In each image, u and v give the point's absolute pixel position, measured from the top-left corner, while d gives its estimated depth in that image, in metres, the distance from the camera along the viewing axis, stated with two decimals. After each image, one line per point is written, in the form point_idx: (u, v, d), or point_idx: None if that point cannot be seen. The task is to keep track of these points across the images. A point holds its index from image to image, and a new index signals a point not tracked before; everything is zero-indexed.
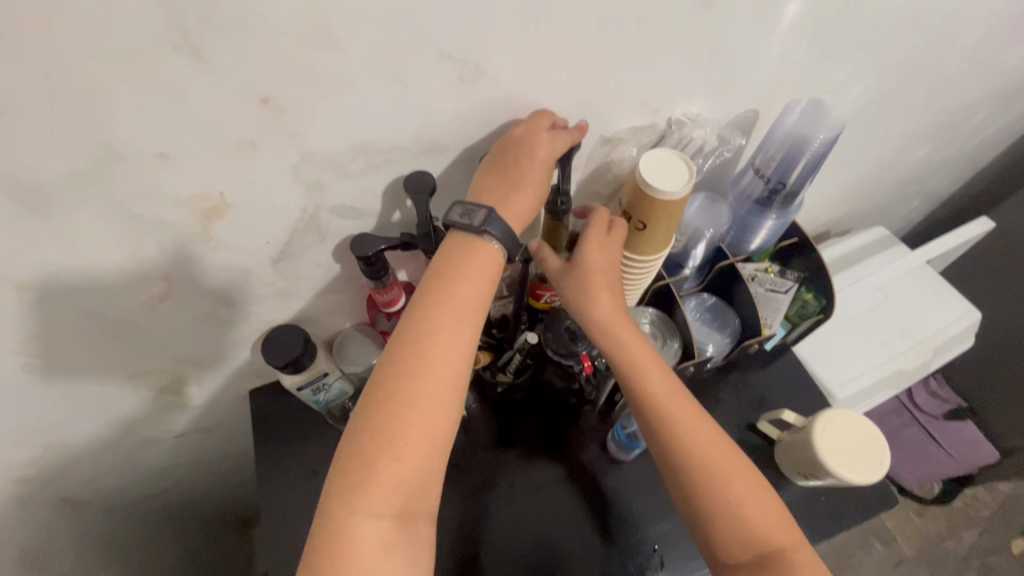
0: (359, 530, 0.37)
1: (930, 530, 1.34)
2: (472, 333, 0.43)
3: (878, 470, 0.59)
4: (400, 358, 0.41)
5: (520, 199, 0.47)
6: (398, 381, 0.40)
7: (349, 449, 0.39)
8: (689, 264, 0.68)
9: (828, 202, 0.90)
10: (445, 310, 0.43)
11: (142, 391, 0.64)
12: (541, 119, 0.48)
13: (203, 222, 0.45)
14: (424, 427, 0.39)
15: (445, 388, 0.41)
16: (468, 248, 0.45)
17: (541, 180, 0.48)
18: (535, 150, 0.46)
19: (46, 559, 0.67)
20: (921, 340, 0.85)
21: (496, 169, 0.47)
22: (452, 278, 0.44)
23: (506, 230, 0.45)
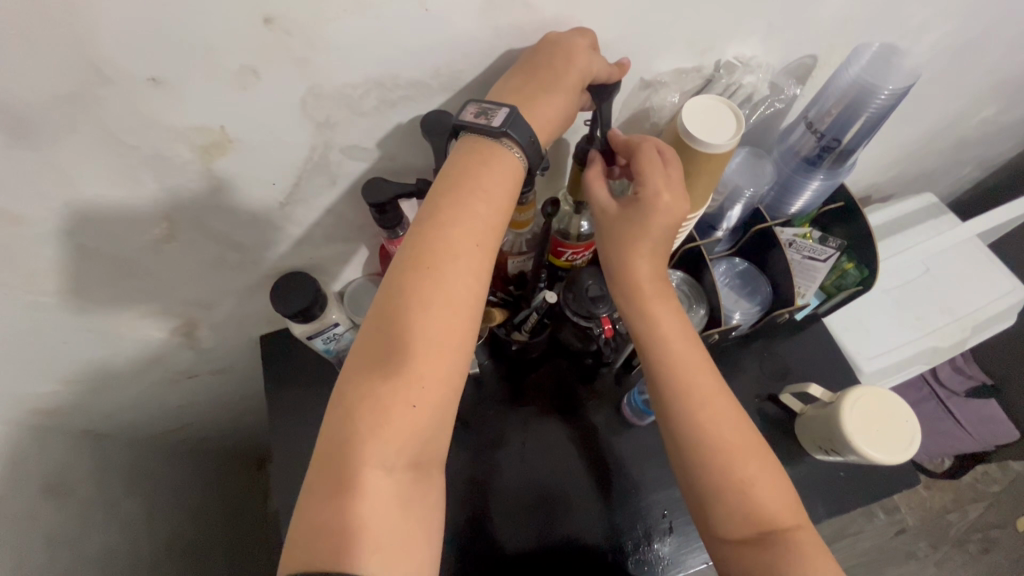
0: (369, 481, 0.35)
1: (935, 502, 1.33)
2: (488, 263, 0.40)
3: (907, 452, 0.57)
4: (406, 291, 0.37)
5: (547, 106, 0.41)
6: (407, 318, 0.37)
7: (355, 391, 0.36)
8: (722, 225, 0.64)
9: (875, 164, 0.83)
10: (456, 238, 0.38)
11: (152, 333, 0.63)
12: (586, 36, 0.42)
13: (204, 158, 0.42)
14: (436, 365, 0.37)
15: (460, 322, 0.38)
16: (484, 158, 0.40)
17: (574, 94, 0.42)
18: (578, 65, 0.41)
19: (67, 488, 0.69)
20: (960, 317, 0.80)
21: (526, 81, 0.41)
22: (468, 199, 0.39)
23: (530, 134, 0.40)
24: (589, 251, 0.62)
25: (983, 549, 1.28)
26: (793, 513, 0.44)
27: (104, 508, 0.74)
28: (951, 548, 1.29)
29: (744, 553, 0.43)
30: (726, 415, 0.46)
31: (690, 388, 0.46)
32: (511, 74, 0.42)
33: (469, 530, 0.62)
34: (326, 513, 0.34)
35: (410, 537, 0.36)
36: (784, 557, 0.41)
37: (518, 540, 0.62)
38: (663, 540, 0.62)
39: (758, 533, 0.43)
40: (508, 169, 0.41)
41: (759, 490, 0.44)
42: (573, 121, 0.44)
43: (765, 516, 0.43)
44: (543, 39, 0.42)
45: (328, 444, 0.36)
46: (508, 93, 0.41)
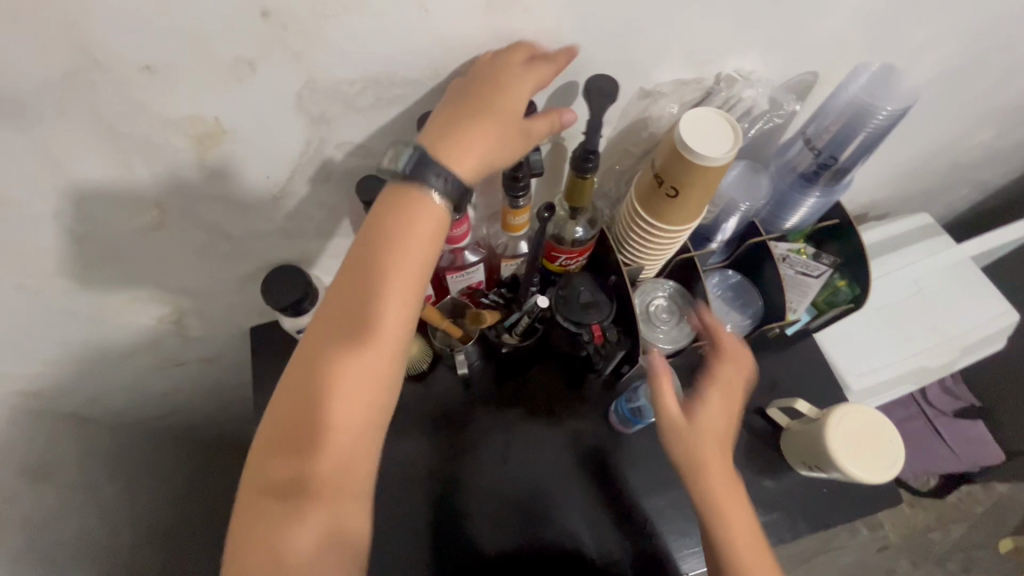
0: (273, 510, 0.37)
1: (919, 521, 1.34)
2: (402, 303, 0.39)
3: (898, 463, 0.57)
4: (318, 336, 0.39)
5: (476, 133, 0.40)
6: (323, 370, 0.38)
7: (272, 427, 0.39)
8: (717, 237, 0.64)
9: (874, 182, 0.83)
10: (364, 284, 0.39)
11: (141, 319, 0.62)
12: (520, 54, 0.41)
13: (197, 148, 0.42)
14: (344, 411, 0.38)
15: (364, 363, 0.38)
16: (402, 204, 0.40)
17: (504, 116, 0.40)
18: (510, 92, 0.40)
19: (49, 471, 0.69)
20: (951, 338, 0.80)
21: (451, 110, 0.40)
22: (380, 246, 0.39)
23: (442, 170, 0.39)
24: (584, 258, 0.62)
25: (962, 568, 1.30)
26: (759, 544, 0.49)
27: (86, 493, 0.74)
28: (930, 566, 1.30)
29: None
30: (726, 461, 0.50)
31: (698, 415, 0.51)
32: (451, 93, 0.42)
33: (449, 531, 0.62)
34: (245, 538, 0.37)
35: (326, 564, 0.37)
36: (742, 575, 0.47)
37: (497, 542, 0.62)
38: (643, 548, 0.63)
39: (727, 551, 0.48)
40: (426, 212, 0.40)
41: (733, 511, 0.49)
42: (517, 144, 0.41)
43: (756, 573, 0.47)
44: (482, 59, 0.41)
45: (248, 493, 0.38)
46: (436, 123, 0.40)
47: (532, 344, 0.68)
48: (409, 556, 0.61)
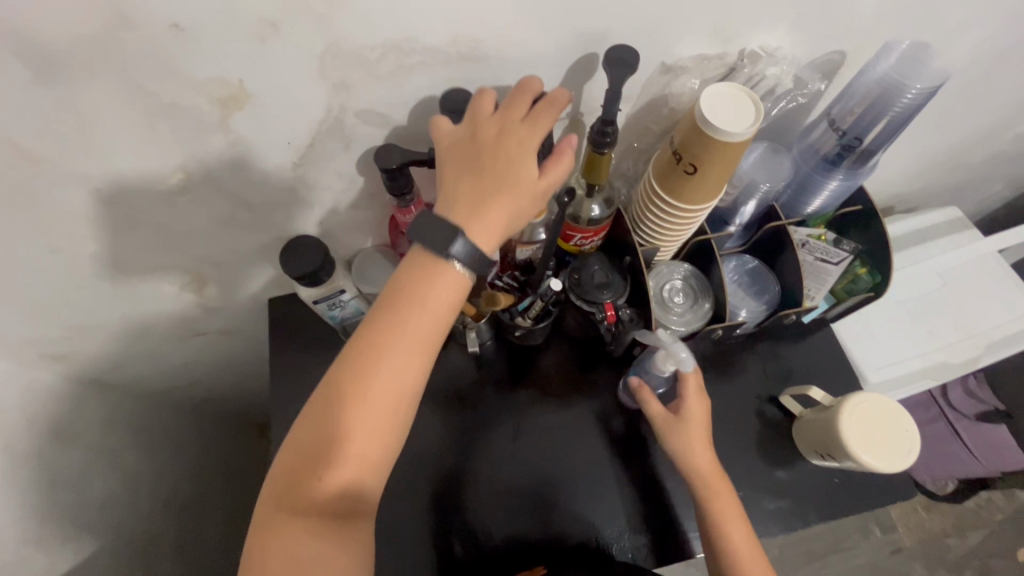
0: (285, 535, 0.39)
1: (935, 526, 1.31)
2: (422, 358, 0.40)
3: (917, 449, 0.56)
4: (338, 379, 0.40)
5: (496, 209, 0.41)
6: (338, 415, 0.39)
7: (288, 458, 0.40)
8: (735, 221, 0.64)
9: (899, 173, 0.81)
10: (389, 338, 0.39)
11: (164, 287, 0.64)
12: (524, 124, 0.42)
13: (221, 112, 0.43)
14: (351, 476, 0.39)
15: (382, 411, 0.39)
16: (432, 267, 0.40)
17: (526, 197, 0.42)
18: (523, 166, 0.41)
19: (73, 432, 0.71)
20: (975, 334, 0.78)
21: (473, 187, 0.41)
22: (407, 304, 0.40)
23: (474, 252, 0.40)
24: (599, 237, 0.62)
25: None
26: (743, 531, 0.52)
27: (107, 456, 0.77)
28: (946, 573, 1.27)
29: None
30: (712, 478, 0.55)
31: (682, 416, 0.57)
32: (450, 157, 0.42)
33: (456, 506, 0.63)
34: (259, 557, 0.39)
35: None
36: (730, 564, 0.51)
37: (504, 525, 0.62)
38: (649, 529, 0.63)
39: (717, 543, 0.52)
40: (453, 278, 0.41)
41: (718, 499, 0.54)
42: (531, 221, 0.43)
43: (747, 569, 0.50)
44: (485, 126, 0.42)
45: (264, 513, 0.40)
46: (456, 205, 0.41)
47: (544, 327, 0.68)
48: (416, 532, 0.62)
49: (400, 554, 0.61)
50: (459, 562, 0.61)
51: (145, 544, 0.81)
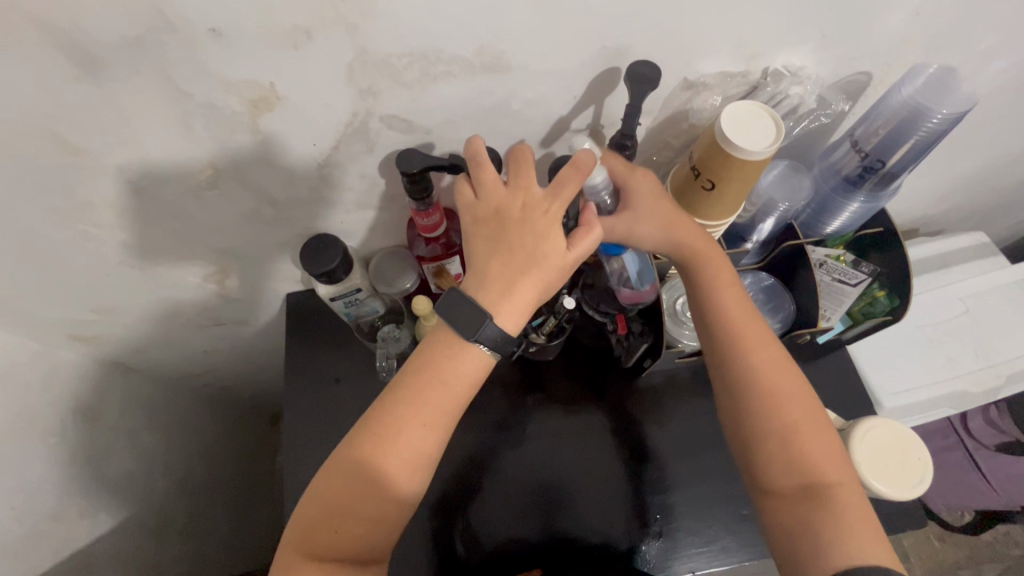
0: None
1: (947, 556, 1.28)
2: (442, 434, 0.42)
3: (928, 476, 0.55)
4: (360, 446, 0.41)
5: (524, 288, 0.43)
6: (360, 482, 0.40)
7: (306, 518, 0.41)
8: (752, 237, 0.62)
9: (925, 196, 0.80)
10: (412, 411, 0.41)
11: (189, 277, 0.66)
12: (546, 199, 0.44)
13: (252, 112, 0.44)
14: (368, 538, 0.41)
15: (401, 481, 0.41)
16: (455, 349, 0.43)
17: (552, 271, 0.44)
18: (550, 242, 0.43)
19: (95, 413, 0.74)
20: (996, 362, 0.76)
21: (500, 263, 0.43)
22: (430, 382, 0.42)
23: (499, 334, 0.42)
24: None
25: None
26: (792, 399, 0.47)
27: (127, 438, 0.79)
28: None
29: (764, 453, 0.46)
30: (737, 303, 0.50)
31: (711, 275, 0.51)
32: (477, 235, 0.45)
33: (457, 506, 0.64)
34: None
35: None
36: (786, 444, 0.46)
37: (506, 527, 0.63)
38: (651, 542, 0.63)
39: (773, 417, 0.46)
40: (476, 359, 0.43)
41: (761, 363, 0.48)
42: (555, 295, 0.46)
43: (783, 405, 0.46)
44: (509, 203, 0.44)
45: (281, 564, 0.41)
46: (484, 279, 0.43)
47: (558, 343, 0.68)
48: (419, 532, 0.62)
49: (403, 550, 0.61)
50: (460, 560, 0.61)
51: (155, 527, 0.84)
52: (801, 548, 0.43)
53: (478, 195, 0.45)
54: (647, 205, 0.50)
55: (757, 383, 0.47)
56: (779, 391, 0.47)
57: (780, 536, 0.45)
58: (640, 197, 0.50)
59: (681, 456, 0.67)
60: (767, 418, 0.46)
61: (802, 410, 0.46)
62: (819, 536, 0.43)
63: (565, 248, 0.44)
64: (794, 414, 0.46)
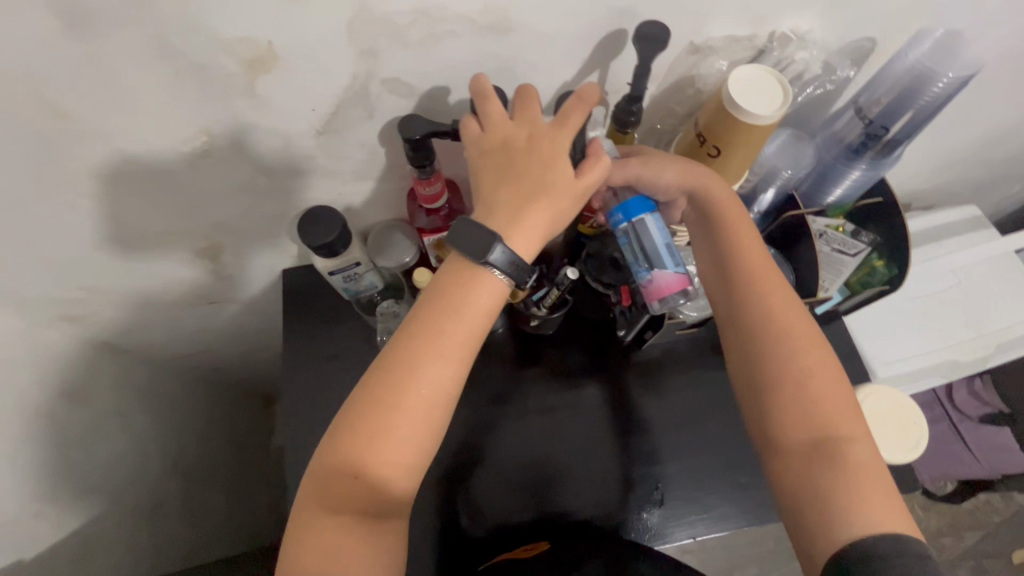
0: (322, 529, 0.39)
1: (930, 525, 1.33)
2: (459, 365, 0.42)
3: (924, 440, 0.56)
4: (378, 381, 0.41)
5: (537, 215, 0.43)
6: (378, 413, 0.40)
7: (324, 458, 0.40)
8: (753, 209, 0.64)
9: (920, 170, 0.81)
10: (427, 342, 0.41)
11: (181, 252, 0.64)
12: (552, 128, 0.44)
13: (249, 73, 0.43)
14: (389, 477, 0.40)
15: (422, 412, 0.41)
16: (466, 279, 0.43)
17: (563, 196, 0.44)
18: (559, 169, 0.43)
19: (85, 393, 0.73)
20: (985, 333, 0.78)
21: (511, 190, 0.43)
22: (444, 314, 0.42)
23: (514, 261, 0.42)
24: None
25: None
26: (813, 355, 0.46)
27: (119, 418, 0.78)
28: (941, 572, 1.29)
29: (779, 407, 0.46)
30: (760, 257, 0.50)
31: (736, 232, 0.50)
32: (484, 167, 0.44)
33: (457, 480, 0.64)
34: (299, 549, 0.39)
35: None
36: (802, 394, 0.45)
37: (509, 501, 0.63)
38: (652, 511, 0.64)
39: (790, 372, 0.46)
40: (489, 289, 0.43)
41: (781, 316, 0.48)
42: (564, 226, 0.46)
43: (800, 353, 0.46)
44: (516, 133, 0.44)
45: (304, 508, 0.40)
46: (494, 207, 0.43)
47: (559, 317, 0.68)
48: (421, 507, 0.63)
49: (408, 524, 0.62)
50: (462, 534, 0.62)
51: (150, 506, 0.83)
52: (808, 488, 0.43)
53: (484, 128, 0.45)
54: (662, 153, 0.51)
55: (779, 336, 0.47)
56: (797, 340, 0.47)
57: (787, 478, 0.45)
58: (650, 148, 0.51)
59: (680, 426, 0.68)
60: (783, 364, 0.46)
61: (821, 360, 0.46)
62: (828, 482, 0.42)
63: (573, 176, 0.44)
64: (813, 367, 0.46)
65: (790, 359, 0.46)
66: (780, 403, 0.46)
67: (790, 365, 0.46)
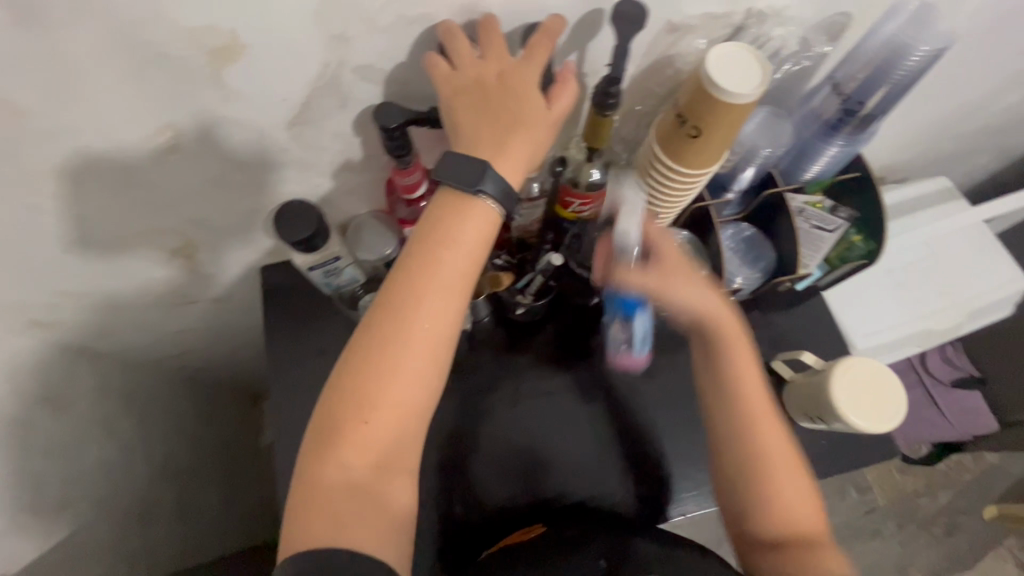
0: (330, 479, 0.39)
1: (907, 486, 1.39)
2: (459, 301, 0.42)
3: (903, 409, 0.58)
4: (378, 324, 0.40)
5: (520, 145, 0.43)
6: (381, 356, 0.40)
7: (329, 405, 0.40)
8: (733, 187, 0.64)
9: (894, 143, 0.82)
10: (424, 282, 0.40)
11: (155, 251, 0.62)
12: (522, 59, 0.43)
13: (214, 63, 0.41)
14: (392, 422, 0.40)
15: (424, 353, 0.40)
16: (458, 212, 0.42)
17: (542, 124, 0.43)
18: (535, 99, 0.43)
19: (66, 400, 0.70)
20: (956, 301, 0.80)
21: (490, 124, 0.42)
22: (439, 248, 0.41)
23: (505, 187, 0.42)
24: (598, 205, 0.61)
25: (947, 533, 1.35)
26: (769, 421, 0.51)
27: (103, 424, 0.76)
28: (917, 531, 1.35)
29: (740, 472, 0.50)
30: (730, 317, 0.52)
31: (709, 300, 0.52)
32: (458, 106, 0.43)
33: (450, 468, 0.64)
34: (306, 502, 0.39)
35: (377, 526, 0.40)
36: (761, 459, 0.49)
37: (503, 489, 0.64)
38: (646, 490, 0.65)
39: (750, 437, 0.50)
40: (482, 220, 0.42)
41: (743, 380, 0.51)
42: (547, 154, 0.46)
43: (759, 420, 0.50)
44: (484, 73, 0.43)
45: (308, 460, 0.40)
46: (475, 142, 0.42)
47: (545, 304, 0.68)
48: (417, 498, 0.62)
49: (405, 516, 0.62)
50: (458, 521, 0.62)
51: (140, 511, 0.82)
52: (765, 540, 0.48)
53: (453, 66, 0.43)
54: (675, 256, 0.52)
55: (742, 403, 0.51)
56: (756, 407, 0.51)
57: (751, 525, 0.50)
58: (673, 260, 0.52)
59: (670, 407, 0.69)
60: (745, 431, 0.50)
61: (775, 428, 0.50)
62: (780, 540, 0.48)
63: (548, 104, 0.44)
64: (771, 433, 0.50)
65: (750, 423, 0.50)
66: (743, 465, 0.50)
67: (747, 427, 0.50)
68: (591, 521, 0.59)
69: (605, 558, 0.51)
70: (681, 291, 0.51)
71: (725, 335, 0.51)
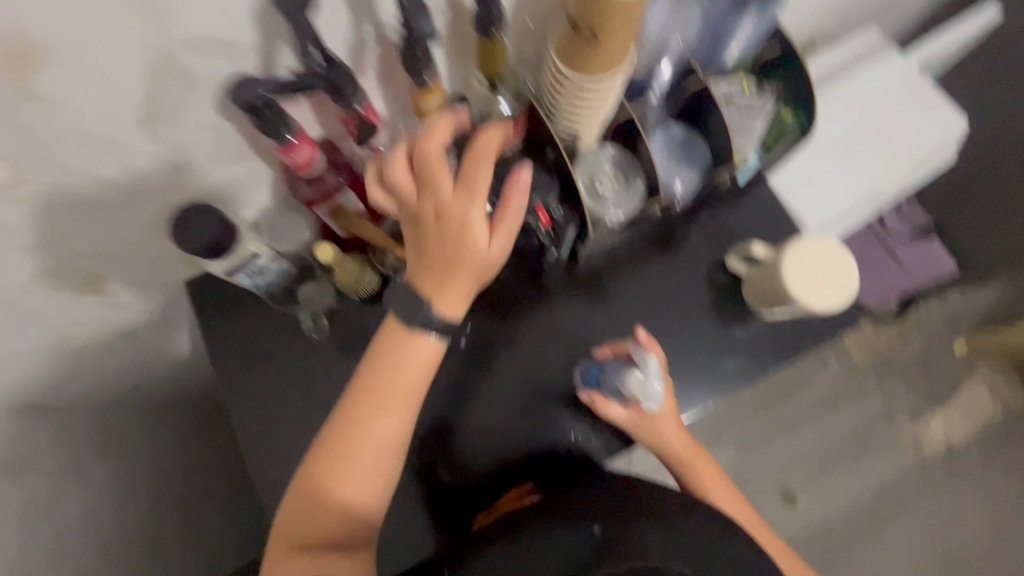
0: (305, 527, 0.46)
1: (882, 343, 1.45)
2: (423, 381, 0.47)
3: (854, 285, 0.60)
4: (363, 378, 0.47)
5: (459, 284, 0.46)
6: (361, 415, 0.46)
7: (318, 451, 0.46)
8: (654, 89, 0.59)
9: (815, 5, 0.77)
10: (398, 336, 0.47)
11: (59, 293, 0.57)
12: (459, 195, 0.43)
13: (16, 72, 0.35)
14: (365, 479, 0.46)
15: (397, 411, 0.46)
16: (445, 266, 0.45)
17: (503, 239, 0.45)
18: (473, 239, 0.44)
19: (27, 461, 0.68)
20: (899, 158, 0.79)
21: (422, 252, 0.46)
22: (422, 281, 0.46)
23: (443, 321, 0.47)
24: (516, 138, 0.57)
25: (923, 376, 1.44)
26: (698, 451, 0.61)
27: (77, 474, 0.74)
28: (895, 379, 1.44)
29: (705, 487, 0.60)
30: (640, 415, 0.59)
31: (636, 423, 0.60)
32: (406, 214, 0.46)
33: (434, 445, 0.63)
34: (288, 539, 0.46)
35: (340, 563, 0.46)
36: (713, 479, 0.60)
37: (493, 451, 0.63)
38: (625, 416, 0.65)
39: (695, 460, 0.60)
40: (471, 253, 0.44)
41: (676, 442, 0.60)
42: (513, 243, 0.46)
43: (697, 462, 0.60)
44: (427, 211, 0.44)
45: (293, 493, 0.46)
46: (416, 264, 0.47)
47: None
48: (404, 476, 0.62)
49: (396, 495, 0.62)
50: (451, 488, 0.62)
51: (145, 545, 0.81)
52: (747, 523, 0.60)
53: (395, 156, 0.45)
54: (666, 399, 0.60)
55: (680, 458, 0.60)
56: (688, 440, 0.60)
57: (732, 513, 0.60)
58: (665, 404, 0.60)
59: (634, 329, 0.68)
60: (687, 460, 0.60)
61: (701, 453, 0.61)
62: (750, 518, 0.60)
63: (485, 245, 0.45)
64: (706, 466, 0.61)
65: (685, 465, 0.60)
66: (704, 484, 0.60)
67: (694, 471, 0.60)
68: (584, 484, 0.58)
69: (599, 525, 0.51)
70: (658, 431, 0.59)
71: (649, 420, 0.59)
